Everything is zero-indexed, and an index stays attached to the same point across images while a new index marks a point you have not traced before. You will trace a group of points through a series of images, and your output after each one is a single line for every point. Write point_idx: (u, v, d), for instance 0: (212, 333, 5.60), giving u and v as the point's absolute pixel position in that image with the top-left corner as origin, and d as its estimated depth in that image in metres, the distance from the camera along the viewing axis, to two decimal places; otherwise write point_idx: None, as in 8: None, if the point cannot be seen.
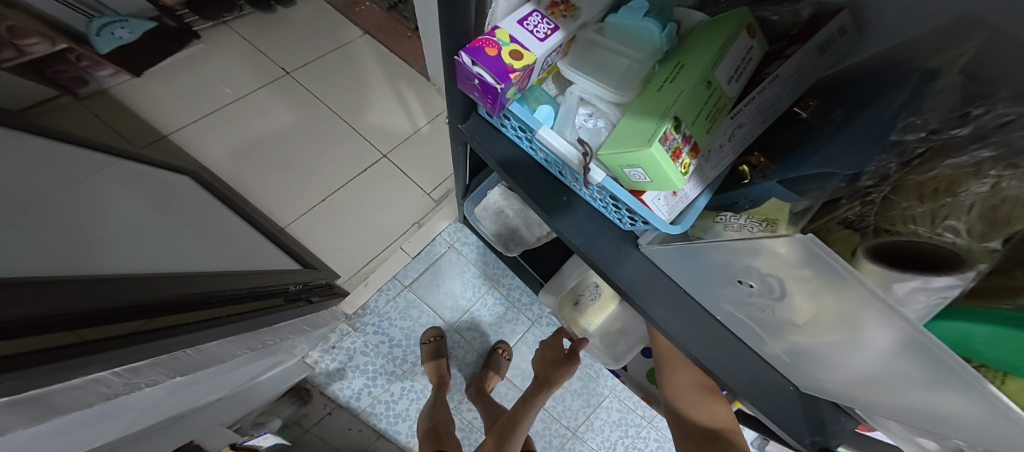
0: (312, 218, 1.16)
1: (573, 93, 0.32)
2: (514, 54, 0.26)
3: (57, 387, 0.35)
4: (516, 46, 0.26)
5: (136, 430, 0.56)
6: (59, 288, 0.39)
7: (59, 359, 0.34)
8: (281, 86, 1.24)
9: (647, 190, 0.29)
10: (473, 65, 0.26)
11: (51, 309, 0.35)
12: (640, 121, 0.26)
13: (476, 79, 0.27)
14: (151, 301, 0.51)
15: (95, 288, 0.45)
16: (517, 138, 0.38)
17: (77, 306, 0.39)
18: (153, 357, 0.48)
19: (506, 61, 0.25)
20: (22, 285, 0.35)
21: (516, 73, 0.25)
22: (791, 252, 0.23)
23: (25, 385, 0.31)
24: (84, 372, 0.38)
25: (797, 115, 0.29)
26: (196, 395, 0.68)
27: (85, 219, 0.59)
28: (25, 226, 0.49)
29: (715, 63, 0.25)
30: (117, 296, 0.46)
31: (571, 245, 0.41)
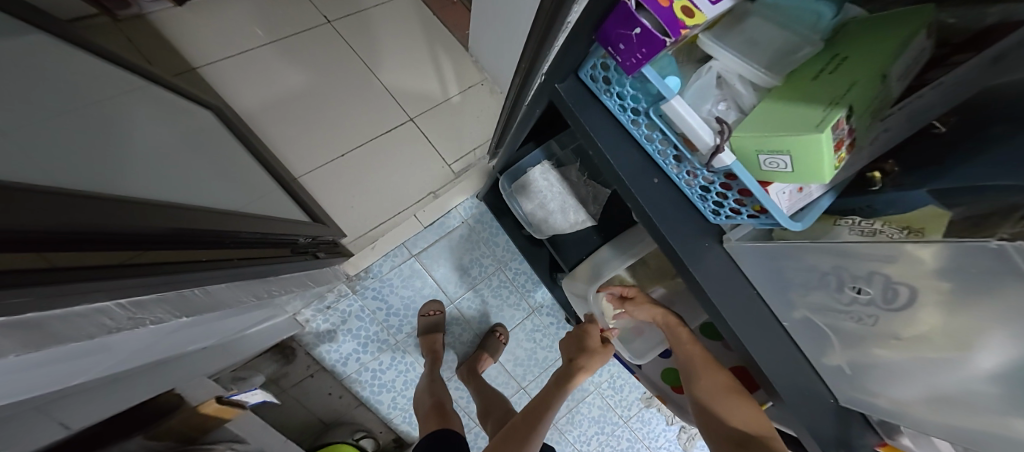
0: (327, 172, 1.11)
1: (711, 70, 0.30)
2: (686, 10, 0.23)
3: (60, 312, 0.30)
4: (686, 2, 0.24)
5: (146, 363, 0.52)
6: (83, 204, 0.33)
7: (67, 281, 0.29)
8: (318, 35, 1.18)
9: (776, 181, 0.28)
10: (638, 11, 0.25)
11: (69, 221, 0.30)
12: (801, 108, 0.25)
13: (635, 28, 0.26)
14: (169, 231, 0.46)
15: (126, 209, 0.40)
16: (619, 109, 0.37)
17: (97, 225, 0.33)
18: (158, 292, 0.43)
19: (677, 15, 0.23)
20: (48, 194, 0.30)
21: (686, 29, 0.23)
22: (940, 261, 0.22)
23: (28, 306, 0.25)
24: (87, 300, 0.33)
25: (934, 129, 0.29)
26: (200, 338, 0.63)
27: (115, 138, 0.55)
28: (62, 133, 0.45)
29: (894, 58, 0.24)
30: (144, 221, 0.41)
31: (649, 229, 0.40)
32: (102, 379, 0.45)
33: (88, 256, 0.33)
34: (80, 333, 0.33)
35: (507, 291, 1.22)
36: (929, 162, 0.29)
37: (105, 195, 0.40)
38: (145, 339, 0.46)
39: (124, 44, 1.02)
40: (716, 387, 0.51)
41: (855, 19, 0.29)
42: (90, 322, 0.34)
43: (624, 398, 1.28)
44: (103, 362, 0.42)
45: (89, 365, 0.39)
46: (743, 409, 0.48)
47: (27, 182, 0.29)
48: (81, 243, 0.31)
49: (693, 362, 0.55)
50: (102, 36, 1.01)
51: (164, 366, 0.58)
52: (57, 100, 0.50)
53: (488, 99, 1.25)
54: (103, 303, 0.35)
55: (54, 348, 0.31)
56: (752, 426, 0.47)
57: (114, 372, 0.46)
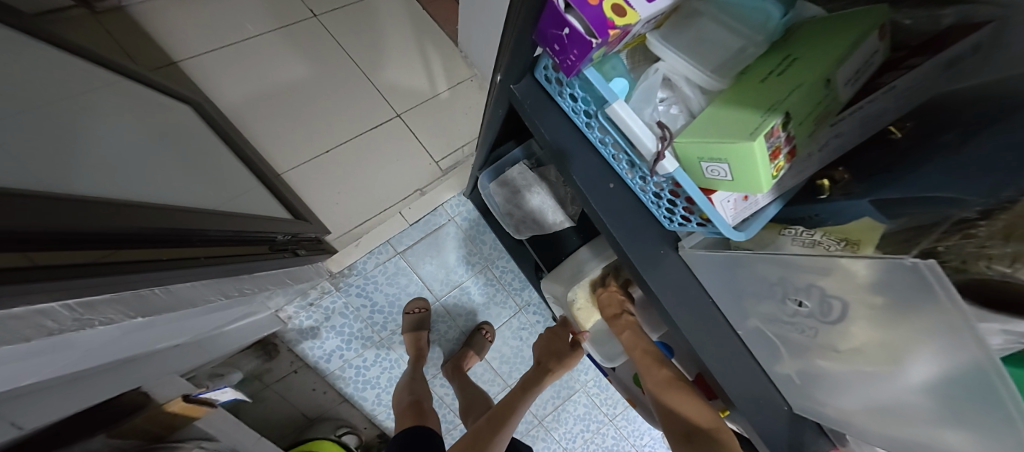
0: (311, 168, 1.10)
1: (658, 71, 0.29)
2: (616, 10, 0.23)
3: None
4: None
5: (110, 361, 0.52)
6: (41, 205, 0.33)
7: (26, 281, 0.29)
8: (303, 28, 1.17)
9: (720, 190, 0.27)
10: (566, 11, 0.24)
11: (26, 224, 0.30)
12: (739, 114, 0.24)
13: (566, 28, 0.25)
14: (129, 232, 0.45)
15: (82, 211, 0.39)
16: (572, 111, 0.36)
17: (55, 227, 0.33)
18: (114, 293, 0.42)
19: (607, 15, 0.22)
20: (5, 195, 0.30)
21: (613, 32, 0.22)
22: (871, 276, 0.22)
23: None
24: (37, 300, 0.32)
25: (891, 134, 0.29)
26: (172, 336, 0.62)
27: (80, 134, 0.54)
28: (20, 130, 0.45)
29: (841, 60, 0.23)
30: (102, 222, 0.40)
31: (606, 234, 0.39)
32: (56, 379, 0.45)
33: (45, 256, 0.33)
34: (17, 335, 0.33)
35: (493, 289, 1.21)
36: (881, 166, 0.28)
37: (66, 195, 0.39)
38: (104, 338, 0.46)
39: (104, 38, 1.01)
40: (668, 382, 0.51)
41: (811, 19, 0.28)
42: (30, 324, 0.33)
43: (609, 396, 1.28)
44: (61, 361, 0.41)
45: (46, 364, 0.39)
46: (690, 399, 0.49)
47: None
48: (40, 243, 0.31)
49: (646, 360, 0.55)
50: (82, 29, 1.01)
51: (129, 364, 0.58)
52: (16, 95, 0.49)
53: (477, 95, 1.24)
54: (50, 304, 0.34)
55: None
56: (703, 421, 0.47)
57: (69, 372, 0.46)
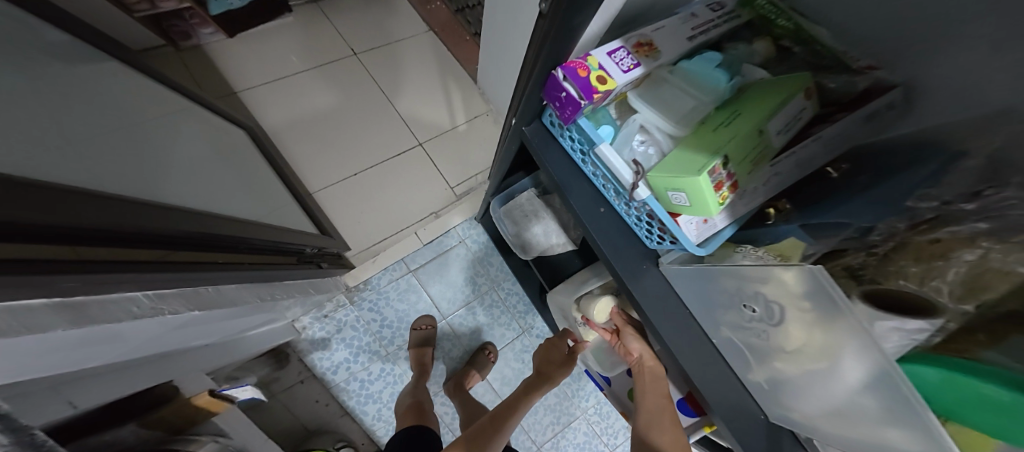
0: (339, 189, 1.20)
1: (636, 120, 0.37)
2: (599, 78, 0.32)
3: (98, 297, 0.36)
4: (602, 72, 0.32)
5: (142, 356, 0.56)
6: (125, 208, 0.41)
7: (117, 271, 0.36)
8: (345, 66, 1.32)
9: (683, 213, 0.34)
10: (564, 80, 0.34)
11: (113, 225, 0.37)
12: (694, 154, 0.31)
13: (563, 92, 0.34)
14: (188, 236, 0.53)
15: (157, 215, 0.47)
16: (571, 149, 0.44)
17: (135, 227, 0.40)
18: (180, 288, 0.50)
19: (593, 82, 0.32)
20: (98, 199, 0.37)
21: (597, 94, 0.32)
22: (797, 282, 0.28)
23: (77, 289, 0.32)
24: (122, 289, 0.39)
25: (829, 174, 0.37)
26: (190, 337, 0.65)
27: (162, 151, 0.65)
28: (124, 147, 0.55)
29: (769, 117, 0.31)
30: (169, 225, 0.48)
31: (598, 251, 0.45)
32: (104, 367, 0.50)
33: (122, 252, 0.39)
34: (112, 317, 0.39)
35: (498, 310, 1.26)
36: (811, 200, 0.36)
37: (148, 201, 0.48)
38: (148, 333, 0.50)
39: (180, 70, 1.18)
40: (673, 439, 0.51)
41: (757, 82, 0.36)
42: (119, 308, 0.40)
43: (609, 425, 1.27)
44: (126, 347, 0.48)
45: (96, 353, 0.42)
46: None
47: (78, 188, 0.36)
48: (118, 241, 0.37)
49: (658, 410, 0.54)
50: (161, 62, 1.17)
51: (148, 364, 0.60)
52: (120, 118, 0.60)
53: (491, 128, 1.36)
54: (136, 293, 0.42)
55: (90, 328, 0.37)
56: None
57: (118, 362, 0.51)
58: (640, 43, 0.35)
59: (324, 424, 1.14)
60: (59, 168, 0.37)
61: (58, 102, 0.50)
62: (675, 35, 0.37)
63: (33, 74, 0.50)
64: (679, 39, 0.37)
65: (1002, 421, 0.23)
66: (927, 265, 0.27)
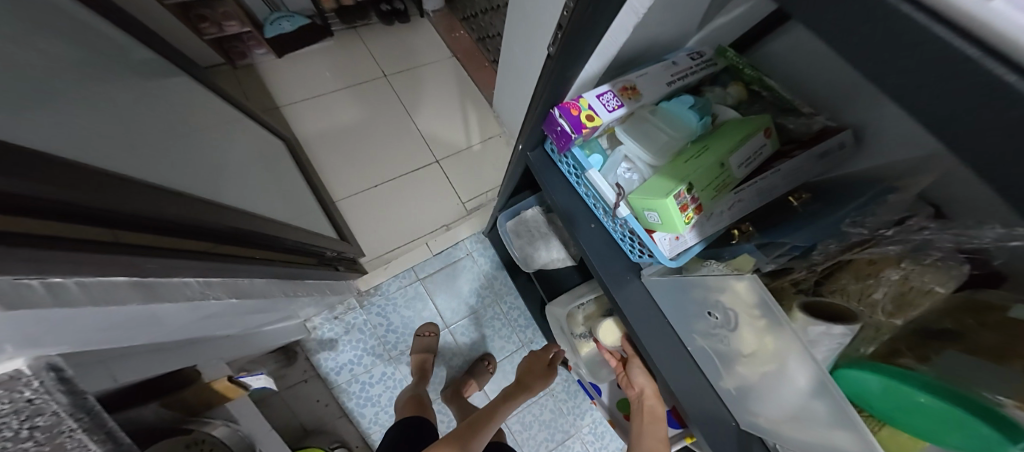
0: (361, 199, 1.30)
1: (620, 151, 0.44)
2: (589, 117, 0.40)
3: (167, 279, 0.43)
4: (591, 112, 0.40)
5: (174, 339, 0.63)
6: (191, 203, 0.49)
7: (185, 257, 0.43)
8: (374, 86, 1.44)
9: (657, 230, 0.39)
10: (559, 117, 0.41)
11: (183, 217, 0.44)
12: (666, 181, 0.37)
13: (558, 127, 0.42)
14: (233, 231, 0.60)
15: (212, 211, 0.55)
16: (567, 172, 0.51)
17: (200, 220, 0.48)
18: (222, 278, 0.57)
19: (583, 120, 0.39)
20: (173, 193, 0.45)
21: (586, 129, 0.39)
22: (746, 289, 0.33)
23: (159, 269, 0.39)
24: (183, 273, 0.46)
25: (791, 201, 0.43)
26: (216, 326, 0.71)
27: (216, 156, 0.74)
28: (189, 151, 0.64)
29: (730, 153, 0.38)
30: (220, 220, 0.56)
31: (587, 262, 0.51)
32: (146, 344, 0.57)
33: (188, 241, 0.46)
34: (176, 295, 0.47)
35: (499, 323, 1.30)
36: (771, 224, 0.42)
37: (206, 198, 0.56)
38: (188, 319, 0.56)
39: (234, 86, 1.32)
40: None
41: (729, 119, 0.42)
42: (178, 290, 0.47)
43: (603, 447, 1.26)
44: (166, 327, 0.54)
45: (137, 334, 0.47)
46: None
47: (157, 183, 0.44)
48: (183, 231, 0.44)
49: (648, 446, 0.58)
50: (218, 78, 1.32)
51: (177, 347, 0.67)
52: (187, 126, 0.70)
53: (503, 149, 1.44)
54: (190, 278, 0.49)
55: (160, 305, 0.44)
56: None
57: (157, 344, 0.59)
58: (625, 87, 0.42)
59: (322, 424, 1.18)
60: (141, 165, 0.45)
61: (145, 111, 0.59)
62: (655, 80, 0.44)
63: (129, 88, 0.60)
64: (660, 84, 0.44)
65: (937, 426, 0.28)
66: (860, 282, 0.34)
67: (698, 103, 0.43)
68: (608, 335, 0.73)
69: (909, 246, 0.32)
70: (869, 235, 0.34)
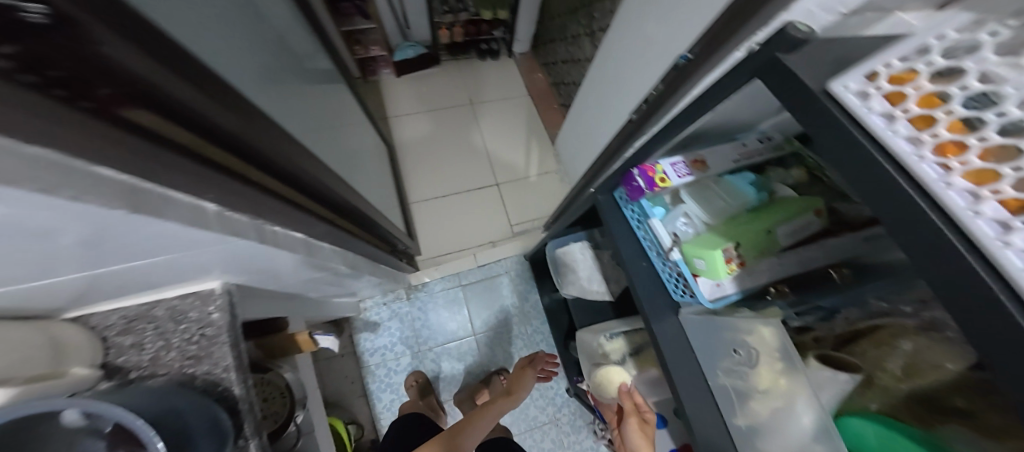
0: (431, 204, 1.49)
1: (682, 208, 0.54)
2: (662, 178, 0.52)
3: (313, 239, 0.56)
4: (665, 174, 0.52)
5: (283, 289, 0.79)
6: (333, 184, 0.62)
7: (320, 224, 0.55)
8: (460, 110, 1.66)
9: (702, 275, 0.50)
10: (637, 175, 0.54)
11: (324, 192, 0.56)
12: (716, 237, 0.49)
13: (635, 181, 0.55)
14: (347, 210, 0.75)
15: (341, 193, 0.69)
16: (631, 217, 0.62)
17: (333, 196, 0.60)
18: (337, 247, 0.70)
19: (658, 180, 0.52)
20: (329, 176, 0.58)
21: (657, 188, 0.52)
22: (773, 335, 0.46)
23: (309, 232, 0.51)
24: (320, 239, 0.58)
25: (832, 274, 0.48)
26: (310, 287, 0.87)
27: (352, 152, 0.93)
28: (341, 147, 0.83)
29: (776, 226, 0.48)
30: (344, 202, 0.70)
31: (634, 293, 0.61)
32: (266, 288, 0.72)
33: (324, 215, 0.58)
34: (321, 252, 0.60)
35: (522, 343, 1.39)
36: (805, 289, 0.50)
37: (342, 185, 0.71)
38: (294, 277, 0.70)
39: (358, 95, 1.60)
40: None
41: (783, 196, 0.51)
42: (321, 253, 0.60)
43: None
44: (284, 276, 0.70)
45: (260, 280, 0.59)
46: None
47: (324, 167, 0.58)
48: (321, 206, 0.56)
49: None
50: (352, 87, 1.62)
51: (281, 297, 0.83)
52: (342, 127, 0.90)
53: (558, 185, 1.58)
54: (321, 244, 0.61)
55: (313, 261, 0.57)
56: None
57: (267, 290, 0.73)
58: (695, 159, 0.53)
59: (343, 399, 1.30)
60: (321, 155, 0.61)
61: (326, 113, 0.79)
62: (723, 156, 0.53)
63: (323, 96, 0.81)
64: (726, 160, 0.53)
65: None
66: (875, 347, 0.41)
67: (756, 180, 0.53)
68: (613, 380, 0.82)
69: (923, 322, 0.38)
70: (890, 308, 0.41)
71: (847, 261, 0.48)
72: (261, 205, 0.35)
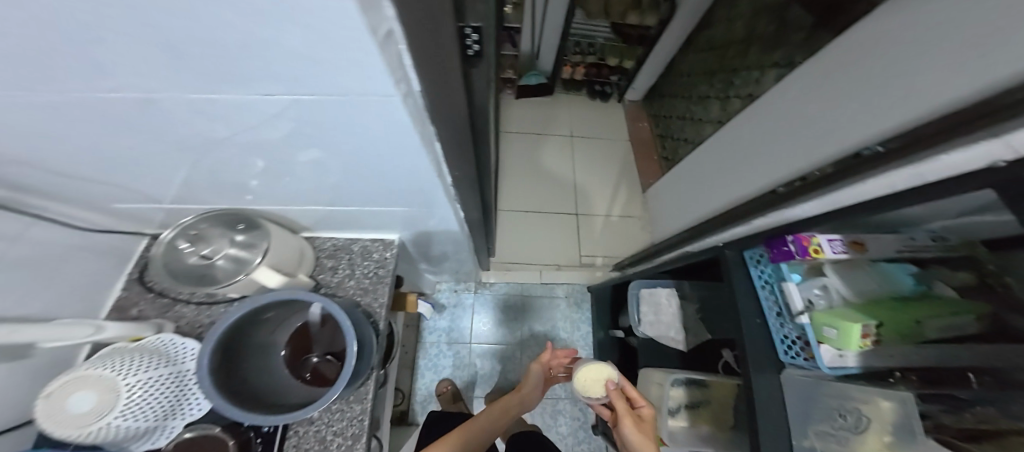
0: (518, 216, 1.67)
1: (821, 279, 0.58)
2: (816, 249, 0.52)
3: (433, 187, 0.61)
4: (819, 246, 0.53)
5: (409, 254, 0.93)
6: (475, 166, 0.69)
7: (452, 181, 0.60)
8: (561, 140, 1.82)
9: (828, 343, 0.53)
10: (790, 238, 0.54)
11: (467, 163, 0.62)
12: (858, 313, 0.52)
13: (786, 246, 0.54)
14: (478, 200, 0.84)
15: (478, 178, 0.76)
16: (758, 276, 0.63)
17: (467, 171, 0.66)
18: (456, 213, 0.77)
19: (813, 250, 0.52)
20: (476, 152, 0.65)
21: (810, 255, 0.52)
22: (890, 408, 0.48)
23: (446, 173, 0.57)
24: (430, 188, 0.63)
25: (971, 381, 0.44)
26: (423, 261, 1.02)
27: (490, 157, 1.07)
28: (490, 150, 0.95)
29: (927, 318, 0.50)
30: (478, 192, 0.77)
31: (741, 347, 0.61)
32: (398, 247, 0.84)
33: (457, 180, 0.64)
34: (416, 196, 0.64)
35: None
36: (934, 381, 0.47)
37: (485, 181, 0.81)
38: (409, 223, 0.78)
39: None
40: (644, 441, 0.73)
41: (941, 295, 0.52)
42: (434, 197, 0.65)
43: None
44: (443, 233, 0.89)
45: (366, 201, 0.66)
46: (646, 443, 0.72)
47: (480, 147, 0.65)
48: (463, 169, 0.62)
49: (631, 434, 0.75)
50: None
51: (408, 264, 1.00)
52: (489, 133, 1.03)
53: (635, 229, 1.66)
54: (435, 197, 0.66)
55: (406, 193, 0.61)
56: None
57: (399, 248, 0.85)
58: (855, 241, 0.55)
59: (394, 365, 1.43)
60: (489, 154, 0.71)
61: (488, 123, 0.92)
62: (884, 244, 0.55)
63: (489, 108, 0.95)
64: (888, 249, 0.55)
65: None
66: None
67: (916, 274, 0.56)
68: (596, 382, 0.95)
69: None
70: None
71: (991, 369, 0.44)
72: (427, 88, 0.36)
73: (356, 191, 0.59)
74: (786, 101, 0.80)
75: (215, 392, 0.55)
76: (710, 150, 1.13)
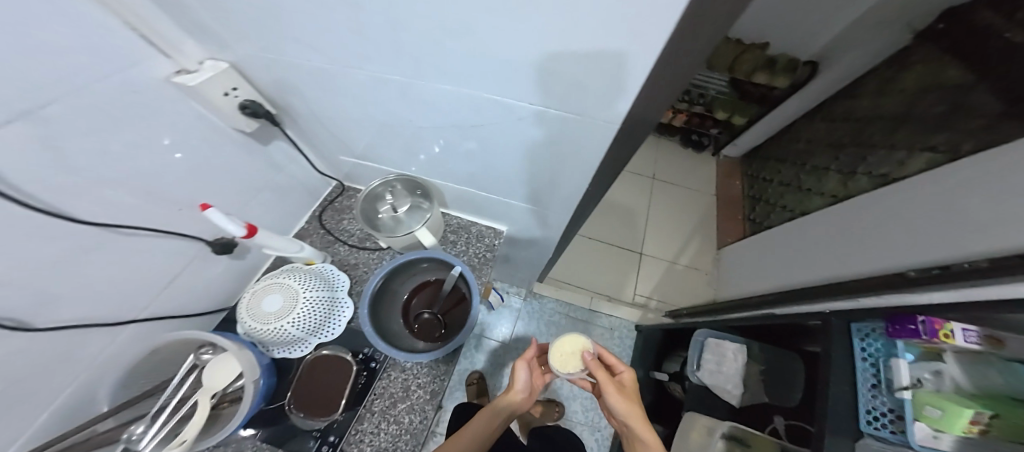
0: (585, 240, 1.76)
1: (938, 364, 0.53)
2: (947, 334, 0.48)
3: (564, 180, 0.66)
4: (952, 332, 0.49)
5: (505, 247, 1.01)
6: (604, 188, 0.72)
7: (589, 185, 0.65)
8: (639, 178, 1.90)
9: (928, 421, 0.50)
10: (922, 317, 0.50)
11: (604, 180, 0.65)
12: (972, 403, 0.48)
13: (915, 324, 0.51)
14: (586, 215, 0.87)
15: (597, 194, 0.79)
16: (865, 349, 0.59)
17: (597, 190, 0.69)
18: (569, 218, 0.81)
19: (943, 334, 0.48)
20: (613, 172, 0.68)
21: (939, 339, 0.48)
22: None
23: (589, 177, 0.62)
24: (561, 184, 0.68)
25: None
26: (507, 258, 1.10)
27: None
28: None
29: None
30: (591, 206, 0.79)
31: (823, 404, 0.58)
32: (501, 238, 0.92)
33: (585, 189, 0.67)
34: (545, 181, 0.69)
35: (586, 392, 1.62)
36: None
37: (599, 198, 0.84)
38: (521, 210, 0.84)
39: None
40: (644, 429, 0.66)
41: None
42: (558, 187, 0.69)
43: None
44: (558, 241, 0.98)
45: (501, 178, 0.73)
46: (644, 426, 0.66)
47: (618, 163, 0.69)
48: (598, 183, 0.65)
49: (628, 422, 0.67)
50: None
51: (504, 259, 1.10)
52: None
53: (698, 283, 1.68)
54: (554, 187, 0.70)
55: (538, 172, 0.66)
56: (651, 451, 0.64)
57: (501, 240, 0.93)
58: (990, 335, 0.50)
59: None
60: None
61: None
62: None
63: None
64: None
65: None
66: None
67: None
68: (568, 357, 0.79)
69: None
70: None
71: None
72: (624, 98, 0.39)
73: (517, 183, 0.72)
74: (911, 198, 0.84)
75: (368, 320, 0.70)
76: (818, 222, 1.14)
